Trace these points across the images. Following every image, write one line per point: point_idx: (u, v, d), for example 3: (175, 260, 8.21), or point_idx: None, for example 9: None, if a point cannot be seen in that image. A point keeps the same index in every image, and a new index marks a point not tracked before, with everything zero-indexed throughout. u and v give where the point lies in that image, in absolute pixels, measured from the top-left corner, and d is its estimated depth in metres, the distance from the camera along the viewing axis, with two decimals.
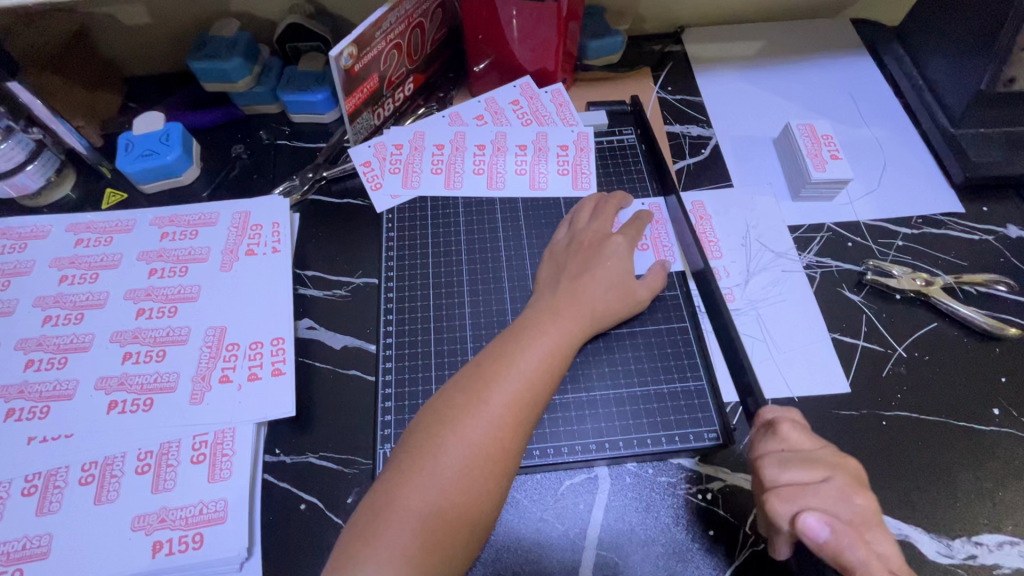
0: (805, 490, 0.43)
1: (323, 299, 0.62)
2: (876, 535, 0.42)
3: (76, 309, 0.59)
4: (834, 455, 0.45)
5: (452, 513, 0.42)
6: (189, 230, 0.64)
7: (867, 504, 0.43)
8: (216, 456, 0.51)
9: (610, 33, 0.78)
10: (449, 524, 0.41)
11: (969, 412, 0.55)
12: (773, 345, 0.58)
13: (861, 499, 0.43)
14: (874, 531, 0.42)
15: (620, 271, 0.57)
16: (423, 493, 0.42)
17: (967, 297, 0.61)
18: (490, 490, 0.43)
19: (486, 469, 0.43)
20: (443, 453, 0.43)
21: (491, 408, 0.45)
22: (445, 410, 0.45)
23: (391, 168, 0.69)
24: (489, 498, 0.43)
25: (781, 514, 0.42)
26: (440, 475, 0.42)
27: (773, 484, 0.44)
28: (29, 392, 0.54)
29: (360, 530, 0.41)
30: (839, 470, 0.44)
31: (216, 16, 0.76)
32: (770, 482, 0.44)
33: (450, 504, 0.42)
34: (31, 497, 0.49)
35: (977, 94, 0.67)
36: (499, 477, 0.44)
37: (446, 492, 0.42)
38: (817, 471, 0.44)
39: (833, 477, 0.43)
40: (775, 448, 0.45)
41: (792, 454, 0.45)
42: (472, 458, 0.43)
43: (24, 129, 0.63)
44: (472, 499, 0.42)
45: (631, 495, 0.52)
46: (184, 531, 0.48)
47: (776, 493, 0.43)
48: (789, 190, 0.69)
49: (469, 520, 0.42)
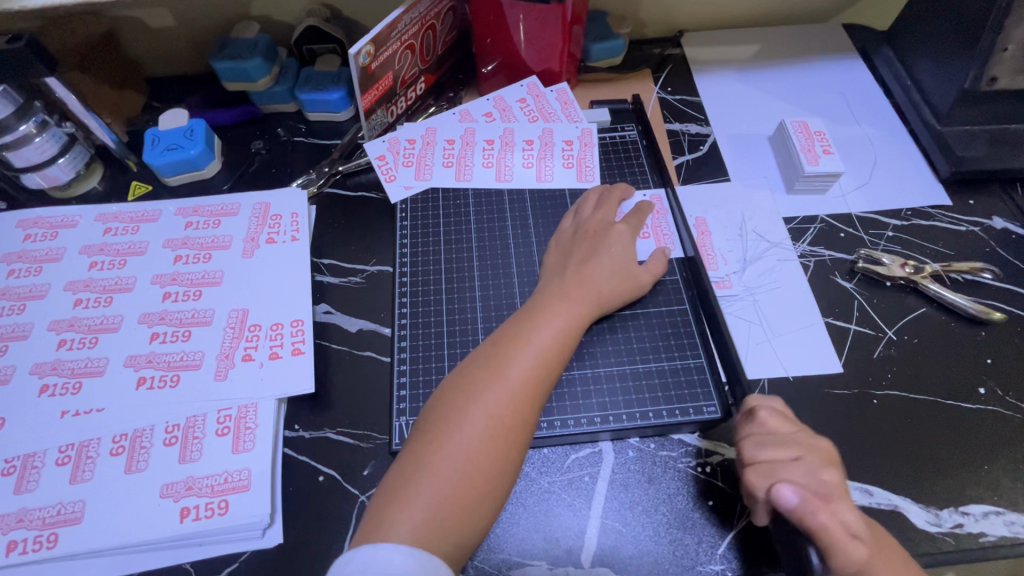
0: (778, 466, 0.46)
1: (340, 286, 0.65)
2: (843, 506, 0.44)
3: (106, 292, 0.62)
4: (806, 437, 0.48)
5: (476, 478, 0.44)
6: (212, 219, 0.67)
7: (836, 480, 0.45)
8: (240, 429, 0.54)
9: (612, 37, 0.81)
10: (474, 488, 0.44)
11: (956, 391, 0.58)
12: (769, 328, 0.61)
13: (827, 475, 0.46)
14: (840, 503, 0.44)
15: (624, 256, 0.60)
16: (449, 459, 0.44)
17: (955, 283, 0.64)
18: (509, 457, 0.46)
19: (506, 437, 0.46)
20: (466, 422, 0.46)
21: (509, 381, 0.48)
22: (465, 384, 0.48)
23: (404, 162, 0.72)
24: (509, 464, 0.46)
25: (758, 487, 0.46)
26: (463, 443, 0.45)
27: (750, 460, 0.47)
28: (62, 369, 0.57)
29: (390, 492, 0.44)
30: (811, 451, 0.47)
31: (237, 19, 0.79)
32: (748, 459, 0.48)
33: (474, 469, 0.44)
34: (65, 466, 0.52)
35: (962, 93, 0.70)
36: (517, 445, 0.47)
37: (470, 458, 0.45)
38: (790, 449, 0.47)
39: (803, 456, 0.47)
40: (753, 430, 0.49)
41: (769, 435, 0.48)
42: (493, 427, 0.46)
43: (58, 124, 0.67)
44: (495, 466, 0.45)
45: (634, 468, 0.54)
46: (210, 498, 0.51)
47: (754, 468, 0.47)
48: (785, 184, 0.72)
49: (492, 485, 0.45)
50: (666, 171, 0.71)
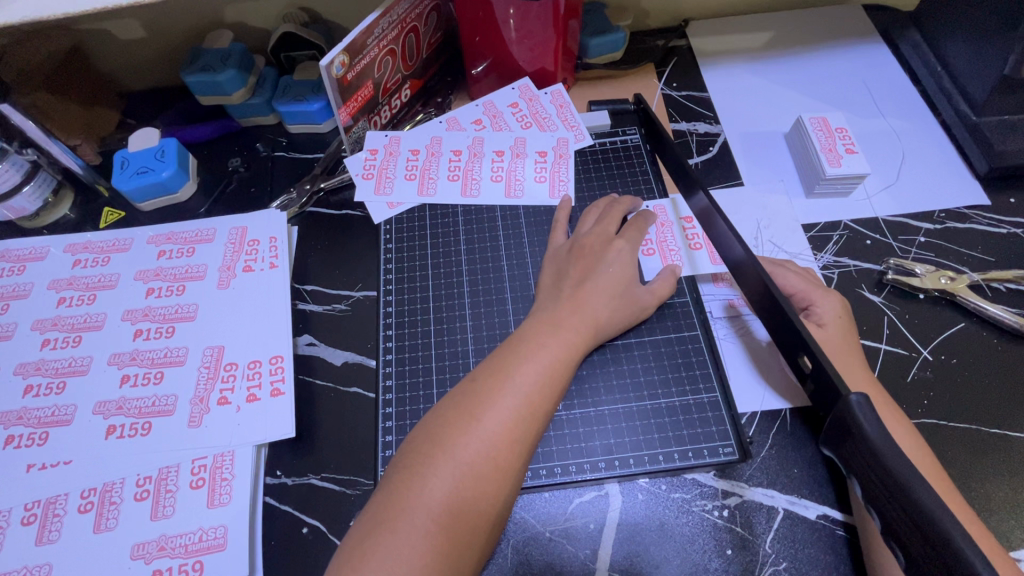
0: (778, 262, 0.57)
1: (323, 315, 0.61)
2: (812, 289, 0.54)
3: (74, 331, 0.58)
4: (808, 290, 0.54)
5: (443, 544, 0.38)
6: (186, 247, 0.63)
7: (811, 287, 0.54)
8: (215, 481, 0.50)
9: (612, 29, 0.75)
10: (442, 557, 0.37)
11: (1003, 418, 0.52)
12: (771, 359, 0.55)
13: (814, 291, 0.54)
14: (791, 272, 0.56)
15: (625, 277, 0.54)
16: (411, 522, 0.38)
17: (997, 294, 0.58)
18: (483, 518, 0.40)
19: (479, 493, 0.40)
20: (432, 475, 0.39)
21: (483, 426, 0.42)
22: (433, 429, 0.42)
23: (363, 174, 0.67)
24: (482, 527, 0.40)
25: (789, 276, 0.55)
26: (428, 501, 0.39)
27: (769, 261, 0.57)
28: (28, 418, 0.53)
29: (345, 557, 0.37)
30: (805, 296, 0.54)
31: (211, 28, 0.75)
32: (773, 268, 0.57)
33: (440, 536, 0.38)
34: (31, 526, 0.48)
35: (1001, 80, 0.63)
36: (494, 502, 0.40)
37: (436, 521, 0.38)
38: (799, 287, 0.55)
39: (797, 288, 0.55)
40: (791, 280, 0.55)
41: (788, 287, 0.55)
42: (459, 481, 0.39)
43: (18, 150, 0.63)
44: (464, 530, 0.39)
45: (644, 513, 0.49)
46: (184, 559, 0.47)
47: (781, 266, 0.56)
48: (803, 187, 0.66)
49: (462, 553, 0.38)
50: (688, 166, 0.56)
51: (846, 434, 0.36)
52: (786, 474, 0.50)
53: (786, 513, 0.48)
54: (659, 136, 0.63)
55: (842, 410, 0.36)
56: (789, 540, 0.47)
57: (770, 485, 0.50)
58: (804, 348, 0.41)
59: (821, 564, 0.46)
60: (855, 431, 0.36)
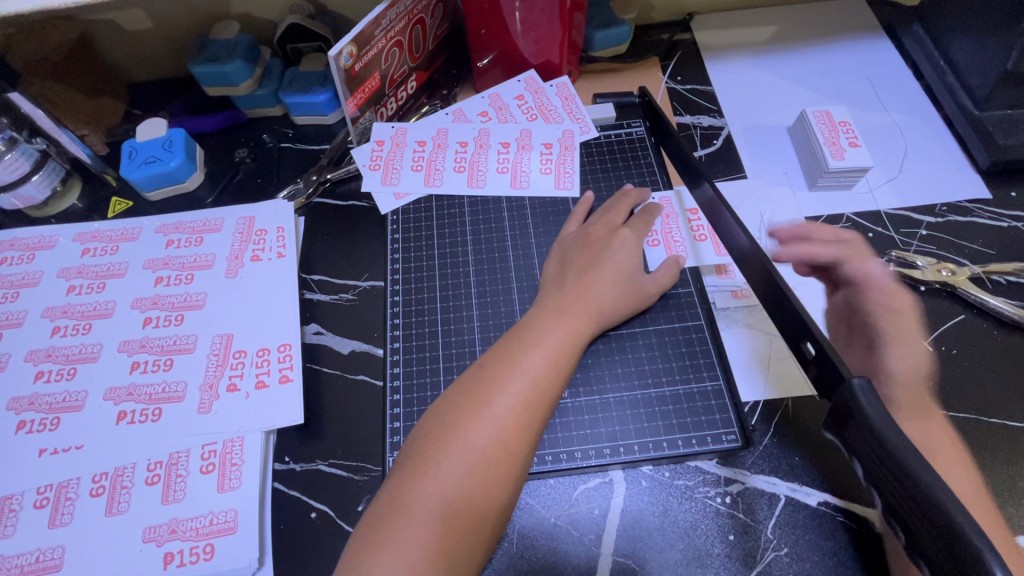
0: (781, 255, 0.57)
1: (330, 304, 0.61)
2: None
3: (84, 318, 0.58)
4: None
5: (456, 527, 0.39)
6: (194, 236, 0.64)
7: None
8: (225, 466, 0.51)
9: (616, 24, 0.75)
10: (455, 539, 0.38)
11: (1002, 408, 0.52)
12: (775, 349, 0.56)
13: None
14: None
15: (631, 267, 0.55)
16: (425, 507, 0.39)
17: (997, 287, 0.59)
18: (495, 502, 0.40)
19: (490, 479, 0.40)
20: (443, 459, 0.40)
21: (492, 412, 0.42)
22: (444, 414, 0.43)
23: (371, 165, 0.68)
24: (494, 511, 0.40)
25: None
26: (441, 487, 0.39)
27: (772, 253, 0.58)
28: (39, 404, 0.54)
29: (361, 542, 0.38)
30: None
31: (217, 20, 0.75)
32: None
33: (454, 519, 0.39)
34: (43, 509, 0.49)
35: (1003, 74, 0.64)
36: (503, 487, 0.41)
37: (449, 503, 0.39)
38: None
39: None
40: None
41: None
42: (470, 465, 0.40)
43: (28, 139, 0.63)
44: (477, 513, 0.39)
45: (648, 499, 0.50)
46: (195, 542, 0.48)
47: None
48: (806, 180, 0.67)
49: (474, 536, 0.39)
50: (692, 159, 0.56)
51: (848, 418, 0.37)
52: (787, 462, 0.51)
53: (788, 500, 0.49)
54: (663, 128, 0.64)
55: (845, 394, 0.37)
56: (789, 526, 0.48)
57: (771, 472, 0.50)
58: (808, 334, 0.42)
59: (820, 550, 0.47)
60: (856, 415, 0.37)
